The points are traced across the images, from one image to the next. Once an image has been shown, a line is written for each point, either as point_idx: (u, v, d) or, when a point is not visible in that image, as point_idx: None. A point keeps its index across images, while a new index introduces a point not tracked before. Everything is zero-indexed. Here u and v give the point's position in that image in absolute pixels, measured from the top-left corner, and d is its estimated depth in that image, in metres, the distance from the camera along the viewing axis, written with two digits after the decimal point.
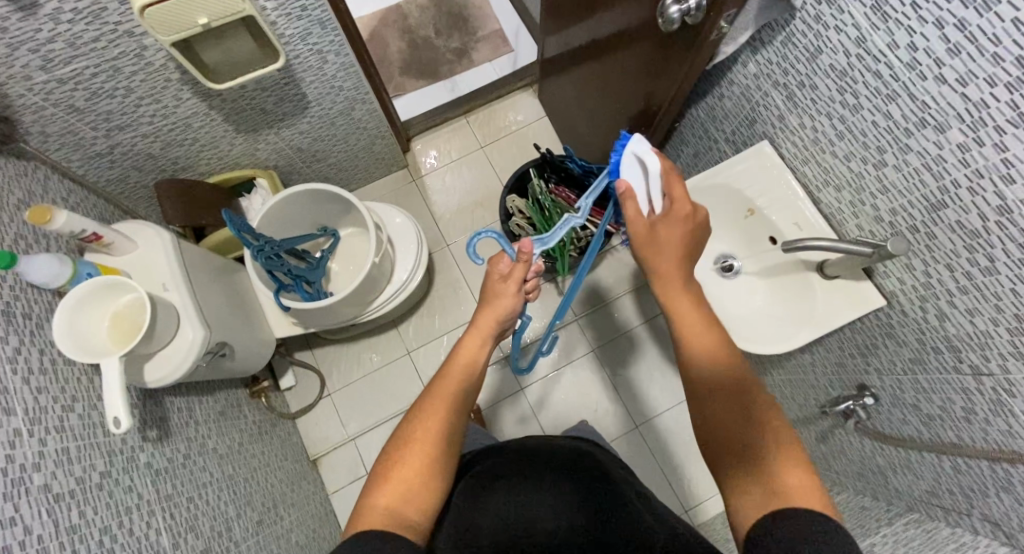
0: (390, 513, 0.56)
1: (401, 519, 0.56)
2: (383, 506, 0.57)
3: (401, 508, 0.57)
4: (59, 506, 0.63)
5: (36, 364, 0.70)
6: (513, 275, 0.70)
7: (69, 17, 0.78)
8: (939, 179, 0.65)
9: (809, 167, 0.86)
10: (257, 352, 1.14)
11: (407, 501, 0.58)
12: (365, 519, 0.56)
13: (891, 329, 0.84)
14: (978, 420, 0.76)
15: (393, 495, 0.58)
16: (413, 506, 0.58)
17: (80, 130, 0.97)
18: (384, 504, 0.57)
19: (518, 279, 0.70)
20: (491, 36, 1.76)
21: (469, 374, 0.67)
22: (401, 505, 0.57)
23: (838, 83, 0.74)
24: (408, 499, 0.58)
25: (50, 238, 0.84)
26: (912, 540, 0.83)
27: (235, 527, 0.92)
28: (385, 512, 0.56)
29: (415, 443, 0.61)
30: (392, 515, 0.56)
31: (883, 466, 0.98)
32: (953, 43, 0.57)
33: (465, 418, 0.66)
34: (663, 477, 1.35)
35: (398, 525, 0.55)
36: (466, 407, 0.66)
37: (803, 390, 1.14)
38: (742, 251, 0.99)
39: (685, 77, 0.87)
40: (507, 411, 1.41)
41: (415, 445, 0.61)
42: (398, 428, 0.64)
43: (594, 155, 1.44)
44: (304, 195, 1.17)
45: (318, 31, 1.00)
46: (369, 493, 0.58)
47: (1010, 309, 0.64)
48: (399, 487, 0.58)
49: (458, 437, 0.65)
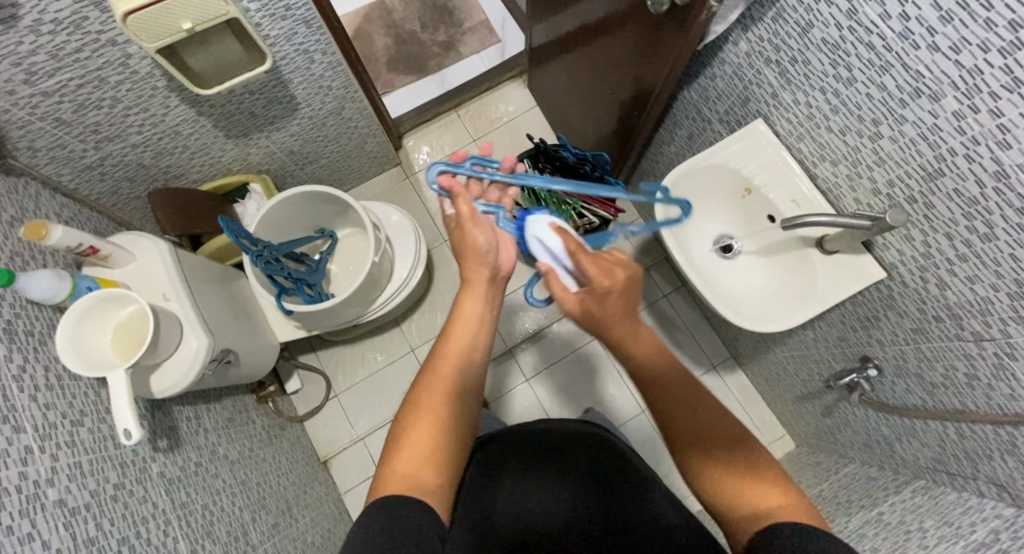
0: (411, 477, 0.57)
1: (421, 483, 0.57)
2: (401, 470, 0.58)
3: (422, 469, 0.58)
4: (76, 519, 0.64)
5: (41, 381, 0.69)
6: (462, 216, 0.67)
7: (51, 28, 0.77)
8: (936, 148, 0.66)
9: (804, 143, 0.86)
10: (262, 357, 1.14)
11: (426, 464, 0.59)
12: (385, 483, 0.57)
13: (892, 301, 0.84)
14: (981, 386, 0.77)
15: (411, 460, 0.59)
16: (431, 468, 0.59)
17: (69, 143, 0.95)
18: (404, 469, 0.58)
19: (468, 216, 0.67)
20: (477, 28, 1.75)
21: (474, 330, 0.67)
22: (421, 469, 0.58)
23: (830, 57, 0.73)
24: (427, 463, 0.59)
25: (46, 254, 0.83)
26: (920, 507, 0.84)
27: (251, 531, 0.92)
28: (405, 477, 0.57)
29: (429, 406, 0.62)
30: (413, 481, 0.57)
31: (888, 436, 0.99)
32: (945, 10, 0.57)
33: (474, 374, 0.66)
34: (672, 458, 1.37)
35: (421, 488, 0.57)
36: (472, 360, 0.66)
37: (806, 365, 1.14)
38: (741, 232, 1.00)
39: (676, 59, 0.86)
40: (512, 398, 1.42)
41: (426, 409, 0.62)
42: (411, 390, 0.64)
43: (587, 142, 1.43)
44: (298, 198, 1.16)
45: (304, 31, 0.99)
46: (388, 458, 0.59)
47: (1009, 274, 0.65)
48: (417, 449, 0.59)
49: (469, 396, 0.65)
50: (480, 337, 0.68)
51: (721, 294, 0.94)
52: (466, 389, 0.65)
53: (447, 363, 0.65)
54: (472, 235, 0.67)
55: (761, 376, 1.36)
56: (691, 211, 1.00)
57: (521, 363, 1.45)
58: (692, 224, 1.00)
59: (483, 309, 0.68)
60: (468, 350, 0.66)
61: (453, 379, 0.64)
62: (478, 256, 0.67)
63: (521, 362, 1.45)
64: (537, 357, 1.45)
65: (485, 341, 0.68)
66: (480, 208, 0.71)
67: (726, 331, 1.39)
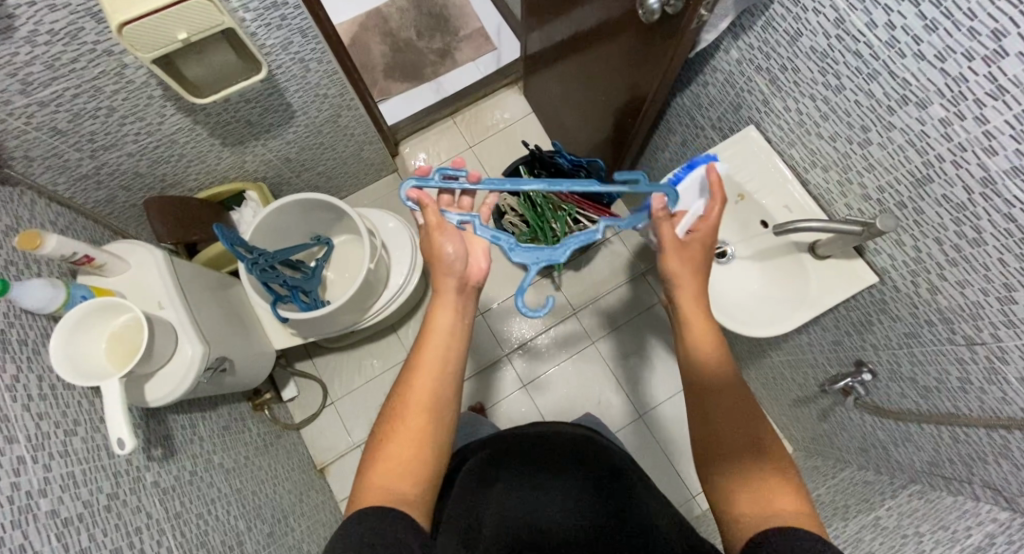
0: (387, 489, 0.58)
1: (397, 494, 0.58)
2: (377, 481, 0.58)
3: (397, 481, 0.59)
4: (68, 530, 0.63)
5: (35, 391, 0.69)
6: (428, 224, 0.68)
7: (46, 39, 0.77)
8: (924, 154, 0.66)
9: (795, 149, 0.87)
10: (257, 364, 1.14)
11: (402, 475, 0.59)
12: (362, 497, 0.58)
13: (884, 305, 0.84)
14: (974, 390, 0.77)
15: (387, 472, 0.59)
16: (407, 479, 0.59)
17: (65, 153, 0.96)
18: (381, 481, 0.58)
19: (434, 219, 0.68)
20: (473, 35, 1.76)
21: (448, 341, 0.68)
22: (396, 481, 0.59)
23: (819, 64, 0.74)
24: (403, 474, 0.59)
25: (41, 263, 0.83)
26: (915, 511, 0.84)
27: (245, 540, 0.92)
28: (380, 488, 0.58)
29: (403, 418, 0.63)
30: (389, 492, 0.57)
31: (884, 440, 0.99)
32: (930, 20, 0.58)
33: (452, 383, 0.67)
34: (669, 463, 1.37)
35: (397, 499, 0.57)
36: (449, 369, 0.67)
37: (801, 369, 1.14)
38: (736, 236, 0.99)
39: (667, 67, 0.87)
40: (508, 404, 1.42)
41: (400, 422, 0.63)
42: (386, 406, 0.66)
43: (582, 148, 1.44)
44: (294, 206, 1.16)
45: (299, 40, 1.00)
46: (365, 471, 0.60)
47: (998, 278, 0.65)
48: (392, 461, 0.60)
49: (446, 404, 0.66)
50: (455, 347, 0.69)
51: (716, 298, 0.94)
52: (442, 398, 0.65)
53: (423, 374, 0.66)
54: (438, 243, 0.69)
55: (758, 380, 1.36)
56: None
57: (517, 369, 1.45)
58: None
59: (454, 321, 0.70)
60: (442, 360, 0.67)
61: (428, 390, 0.65)
62: (446, 265, 0.69)
63: (517, 368, 1.45)
64: (534, 362, 1.45)
65: (461, 352, 0.69)
66: (454, 217, 0.68)
67: (722, 336, 1.39)
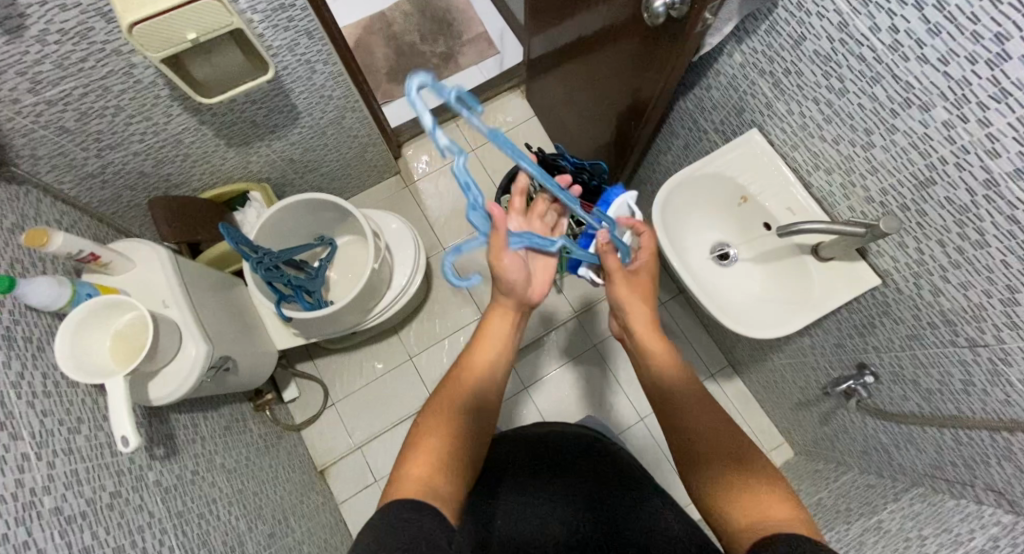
0: (424, 481, 0.56)
1: (434, 489, 0.56)
2: (416, 474, 0.57)
3: (434, 478, 0.57)
4: (72, 528, 0.63)
5: (39, 388, 0.69)
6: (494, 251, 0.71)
7: (56, 38, 0.78)
8: (927, 156, 0.67)
9: (798, 152, 0.87)
10: (259, 365, 1.14)
11: (438, 472, 0.58)
12: (399, 489, 0.56)
13: (887, 307, 0.85)
14: (977, 392, 0.77)
15: (425, 466, 0.58)
16: (443, 476, 0.58)
17: (71, 152, 0.96)
18: (418, 473, 0.57)
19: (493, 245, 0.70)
20: (476, 39, 1.77)
21: (491, 355, 0.73)
22: (434, 477, 0.57)
23: (823, 68, 0.75)
24: (440, 471, 0.58)
25: (46, 261, 0.83)
26: (919, 515, 0.84)
27: (247, 541, 0.92)
28: (418, 482, 0.56)
29: (445, 412, 0.65)
30: (427, 485, 0.56)
31: (886, 443, 1.00)
32: (933, 23, 0.59)
33: (491, 391, 0.71)
34: (667, 465, 1.36)
35: (434, 493, 0.56)
36: (488, 381, 0.72)
37: (803, 372, 1.15)
38: (737, 240, 1.00)
39: (670, 71, 0.88)
40: (509, 404, 1.42)
41: (442, 415, 0.65)
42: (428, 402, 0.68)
43: (585, 152, 1.45)
44: (299, 206, 1.16)
45: (306, 42, 1.00)
46: (403, 465, 0.59)
47: (1001, 280, 0.66)
48: (431, 455, 0.59)
49: (484, 410, 0.68)
50: (497, 358, 0.74)
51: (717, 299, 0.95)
52: (481, 404, 0.69)
53: (466, 380, 0.70)
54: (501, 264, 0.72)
55: (759, 384, 1.36)
56: (689, 217, 1.00)
57: (518, 370, 1.45)
58: (689, 230, 1.01)
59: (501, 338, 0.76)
60: (485, 371, 0.72)
61: (471, 390, 0.69)
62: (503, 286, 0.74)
63: (518, 369, 1.45)
64: (536, 364, 1.45)
65: (501, 363, 0.74)
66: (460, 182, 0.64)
67: (724, 339, 1.40)
